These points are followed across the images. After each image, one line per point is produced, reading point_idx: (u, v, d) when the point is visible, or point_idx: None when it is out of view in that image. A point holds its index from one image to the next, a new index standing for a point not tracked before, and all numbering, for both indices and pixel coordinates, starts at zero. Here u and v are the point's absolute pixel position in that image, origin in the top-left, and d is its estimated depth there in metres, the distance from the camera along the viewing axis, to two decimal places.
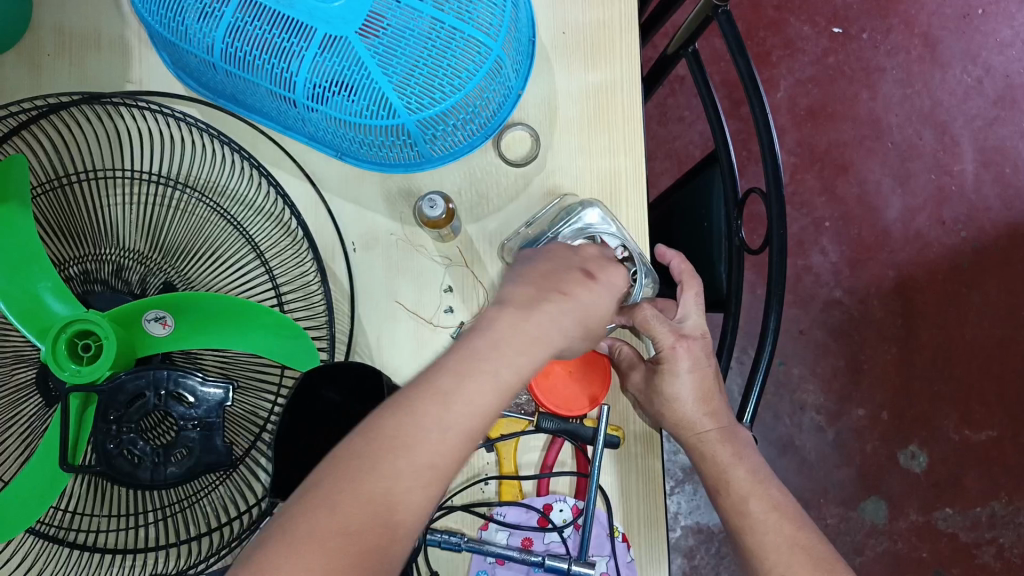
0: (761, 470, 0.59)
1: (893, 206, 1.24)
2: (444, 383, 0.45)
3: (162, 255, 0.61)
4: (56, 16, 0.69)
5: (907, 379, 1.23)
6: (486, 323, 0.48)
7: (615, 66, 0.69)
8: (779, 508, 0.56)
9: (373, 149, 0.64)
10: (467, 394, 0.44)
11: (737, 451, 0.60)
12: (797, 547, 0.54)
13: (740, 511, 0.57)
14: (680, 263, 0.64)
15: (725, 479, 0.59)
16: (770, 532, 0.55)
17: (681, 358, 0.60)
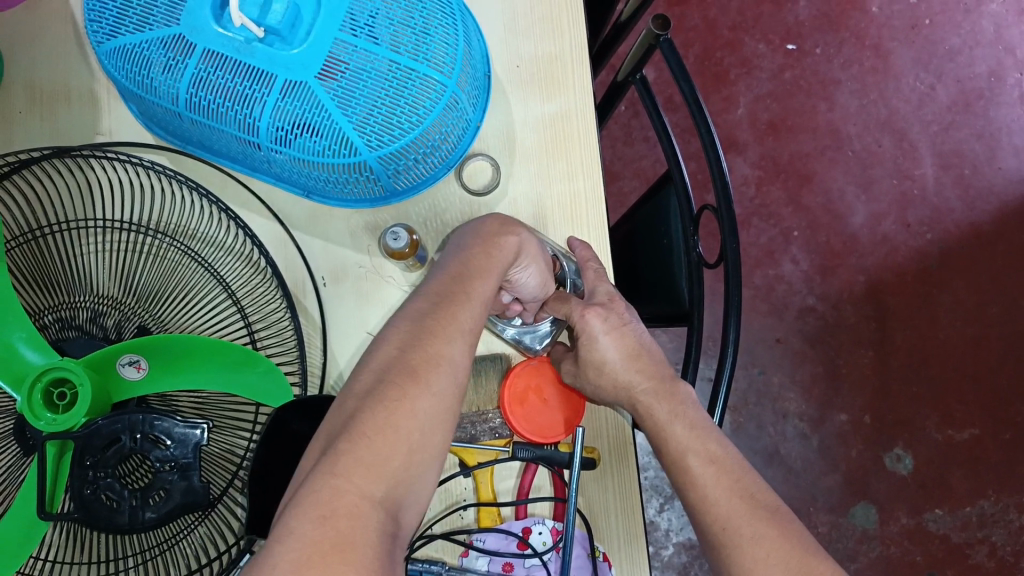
0: (701, 424, 0.57)
1: (858, 212, 1.27)
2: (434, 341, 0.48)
3: (136, 299, 0.62)
4: (27, 75, 0.71)
5: (885, 380, 1.25)
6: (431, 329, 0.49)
7: (570, 95, 0.71)
8: (718, 463, 0.54)
9: (339, 186, 0.66)
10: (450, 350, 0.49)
11: (674, 407, 0.58)
12: (737, 497, 0.52)
13: (681, 467, 0.55)
14: (582, 250, 0.66)
15: (664, 438, 0.57)
16: (711, 486, 0.53)
17: (591, 324, 0.60)
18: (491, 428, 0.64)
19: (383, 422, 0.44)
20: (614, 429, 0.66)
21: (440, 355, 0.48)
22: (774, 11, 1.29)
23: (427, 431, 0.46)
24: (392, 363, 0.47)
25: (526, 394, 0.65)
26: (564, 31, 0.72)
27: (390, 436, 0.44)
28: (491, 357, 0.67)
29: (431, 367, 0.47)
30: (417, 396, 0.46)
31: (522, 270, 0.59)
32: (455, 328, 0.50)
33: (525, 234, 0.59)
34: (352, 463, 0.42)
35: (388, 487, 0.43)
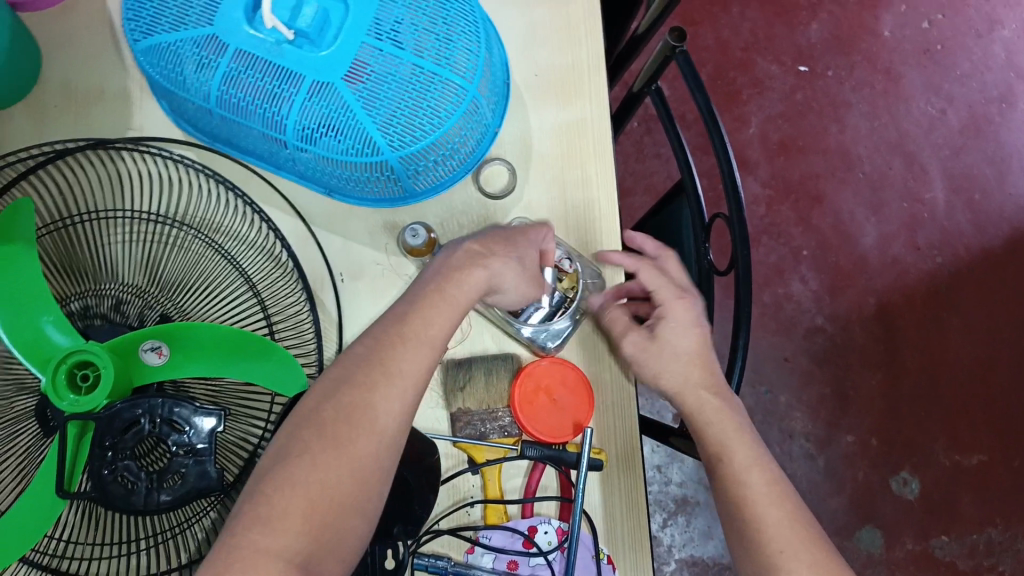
0: (759, 445, 0.60)
1: (868, 233, 1.28)
2: (354, 392, 0.51)
3: (159, 289, 0.65)
4: (60, 71, 0.73)
5: (892, 402, 1.25)
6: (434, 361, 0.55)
7: (586, 105, 0.73)
8: (778, 483, 0.57)
9: (360, 185, 0.68)
10: (377, 398, 0.52)
11: (735, 415, 0.61)
12: (793, 521, 0.54)
13: (741, 483, 0.57)
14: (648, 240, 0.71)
15: (725, 448, 0.59)
16: (771, 506, 0.55)
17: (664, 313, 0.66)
18: (500, 426, 0.65)
19: (297, 476, 0.48)
20: (623, 432, 0.67)
21: (370, 403, 0.52)
22: (786, 33, 1.31)
23: (340, 480, 0.49)
24: (307, 417, 0.51)
25: (535, 395, 0.65)
26: (582, 42, 0.74)
27: (294, 492, 0.47)
28: (503, 356, 0.67)
29: (349, 421, 0.50)
30: (324, 451, 0.49)
31: (501, 295, 0.62)
32: (385, 374, 0.53)
33: (502, 262, 0.60)
34: (270, 515, 0.46)
35: (296, 540, 0.46)
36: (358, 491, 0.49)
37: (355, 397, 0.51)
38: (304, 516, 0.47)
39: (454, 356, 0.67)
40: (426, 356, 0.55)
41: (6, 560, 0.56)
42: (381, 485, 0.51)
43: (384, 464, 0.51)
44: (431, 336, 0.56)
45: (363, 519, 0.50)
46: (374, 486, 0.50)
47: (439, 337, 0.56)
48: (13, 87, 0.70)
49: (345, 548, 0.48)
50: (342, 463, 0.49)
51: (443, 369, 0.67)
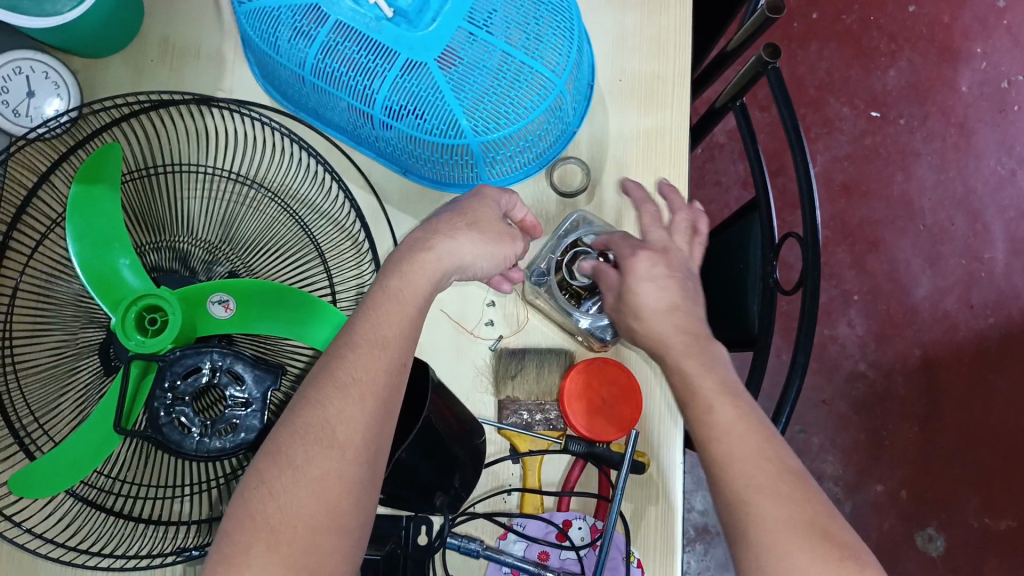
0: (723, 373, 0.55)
1: (922, 285, 1.26)
2: (306, 413, 0.49)
3: (230, 247, 0.66)
4: (160, 26, 0.75)
5: (929, 458, 1.22)
6: (364, 358, 0.51)
7: (667, 113, 0.73)
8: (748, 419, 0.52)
9: (437, 167, 0.69)
10: (334, 412, 0.50)
11: (689, 349, 0.56)
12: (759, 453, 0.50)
13: (705, 421, 0.52)
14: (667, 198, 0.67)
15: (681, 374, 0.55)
16: (733, 436, 0.51)
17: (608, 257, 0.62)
18: (547, 419, 0.65)
19: (259, 508, 0.47)
20: (664, 439, 0.65)
21: (331, 425, 0.49)
22: (863, 77, 1.30)
23: (303, 507, 0.47)
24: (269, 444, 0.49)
25: (585, 391, 0.64)
26: (670, 54, 0.74)
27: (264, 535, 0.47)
28: (556, 351, 0.67)
29: (308, 441, 0.49)
30: (280, 479, 0.48)
31: (464, 270, 0.58)
32: (336, 387, 0.50)
33: (446, 241, 0.57)
34: (234, 556, 0.46)
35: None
36: (323, 512, 0.47)
37: (305, 415, 0.49)
38: (274, 552, 0.46)
39: (507, 346, 0.67)
40: (383, 363, 0.52)
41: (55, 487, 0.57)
42: (349, 503, 0.48)
43: (356, 474, 0.49)
44: (383, 337, 0.53)
45: (343, 538, 0.48)
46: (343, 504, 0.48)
47: (393, 335, 0.53)
48: (115, 37, 0.72)
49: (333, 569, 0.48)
50: (301, 490, 0.48)
51: (496, 356, 0.67)
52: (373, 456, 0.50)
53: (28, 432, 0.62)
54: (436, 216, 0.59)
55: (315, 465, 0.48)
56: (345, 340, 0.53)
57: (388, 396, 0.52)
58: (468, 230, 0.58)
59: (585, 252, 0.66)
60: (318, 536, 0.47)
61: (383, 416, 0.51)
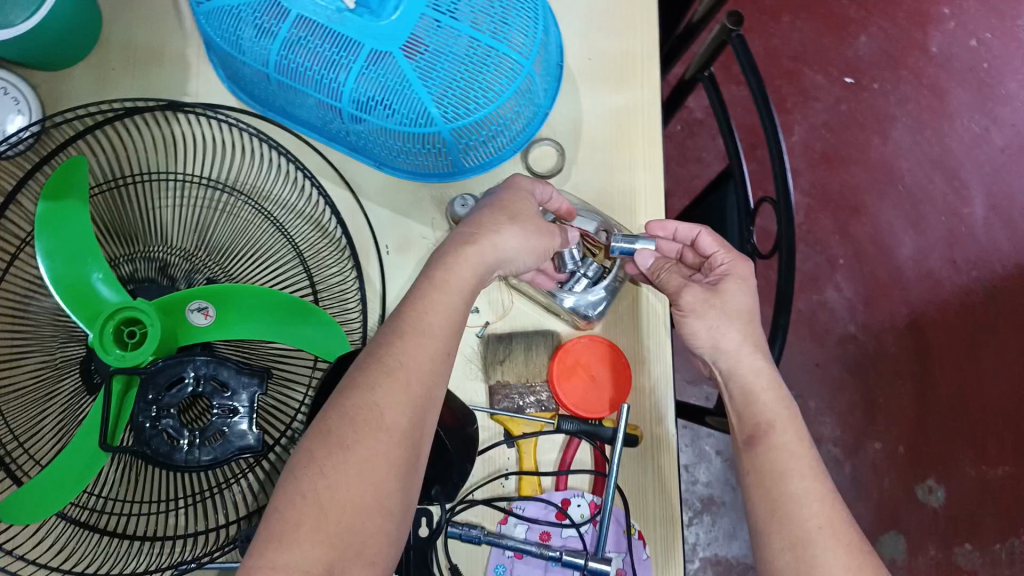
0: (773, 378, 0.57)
1: (905, 245, 1.27)
2: (355, 395, 0.48)
3: (207, 253, 0.65)
4: (122, 35, 0.74)
5: (923, 415, 1.23)
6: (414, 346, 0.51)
7: (638, 90, 0.73)
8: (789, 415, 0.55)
9: (409, 157, 0.69)
10: (381, 396, 0.49)
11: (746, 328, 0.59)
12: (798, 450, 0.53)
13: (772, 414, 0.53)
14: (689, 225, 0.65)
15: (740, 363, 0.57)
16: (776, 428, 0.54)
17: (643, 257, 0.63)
18: (538, 401, 0.65)
19: (310, 487, 0.45)
20: (658, 411, 0.65)
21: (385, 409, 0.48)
22: (834, 45, 1.30)
23: (353, 488, 0.46)
24: (314, 426, 0.48)
25: (575, 367, 0.65)
26: (638, 31, 0.74)
27: (321, 514, 0.45)
28: (542, 333, 0.67)
29: (356, 423, 0.47)
30: (330, 458, 0.46)
31: (505, 265, 0.58)
32: (385, 369, 0.50)
33: (491, 235, 0.57)
34: (283, 535, 0.44)
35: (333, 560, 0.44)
36: (372, 495, 0.46)
37: (356, 395, 0.49)
38: (320, 529, 0.44)
39: (494, 331, 0.67)
40: (427, 349, 0.52)
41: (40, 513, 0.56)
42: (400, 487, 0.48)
43: (401, 456, 0.48)
44: (428, 325, 0.52)
45: (385, 518, 0.47)
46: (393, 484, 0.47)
47: (437, 324, 0.53)
48: (73, 49, 0.71)
49: (375, 555, 0.46)
50: (353, 470, 0.46)
51: (483, 343, 0.66)
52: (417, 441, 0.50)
53: (15, 458, 0.60)
54: (475, 212, 0.59)
55: (367, 448, 0.47)
56: (391, 326, 0.52)
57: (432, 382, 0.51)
58: (511, 224, 0.58)
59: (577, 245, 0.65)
60: (366, 518, 0.46)
61: (426, 402, 0.51)
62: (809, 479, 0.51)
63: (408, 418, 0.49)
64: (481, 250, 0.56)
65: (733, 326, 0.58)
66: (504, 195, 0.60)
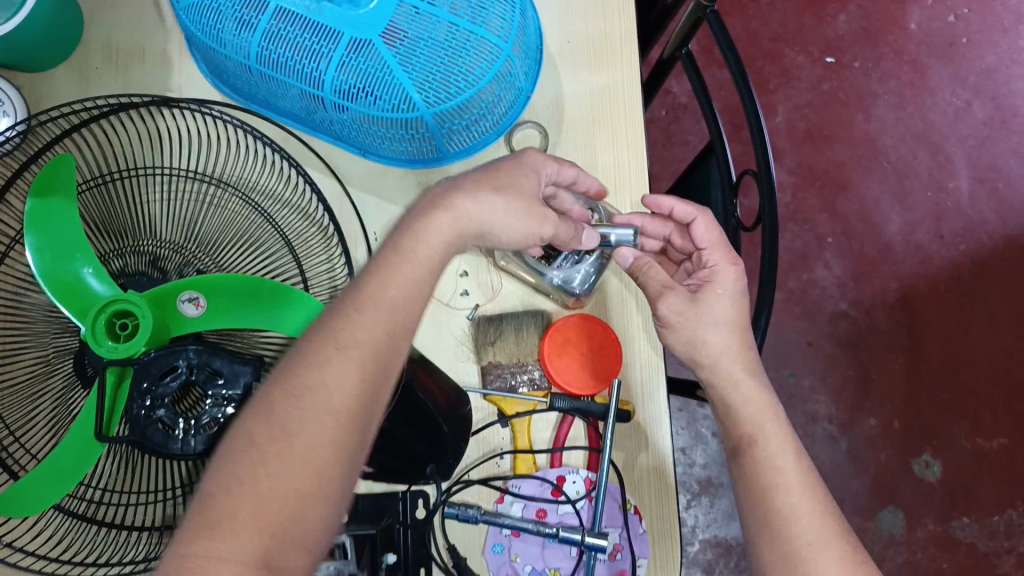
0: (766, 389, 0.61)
1: (892, 221, 1.28)
2: (304, 372, 0.48)
3: (197, 245, 0.66)
4: (104, 33, 0.75)
5: (916, 388, 1.24)
6: (374, 316, 0.51)
7: (618, 70, 0.73)
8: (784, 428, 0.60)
9: (393, 142, 0.69)
10: (330, 376, 0.48)
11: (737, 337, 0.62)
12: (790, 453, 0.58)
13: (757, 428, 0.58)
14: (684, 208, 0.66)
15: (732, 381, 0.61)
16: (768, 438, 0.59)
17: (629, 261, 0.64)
18: (530, 379, 0.66)
19: (247, 474, 0.45)
20: (648, 384, 0.66)
21: (330, 385, 0.48)
22: (814, 25, 1.31)
23: (294, 475, 0.45)
24: (256, 403, 0.47)
25: (565, 345, 0.65)
26: (615, 12, 0.74)
27: (259, 499, 0.44)
28: (531, 313, 0.67)
29: (299, 404, 0.47)
30: (271, 441, 0.46)
31: (485, 237, 0.58)
32: (337, 346, 0.49)
33: (467, 200, 0.56)
34: (218, 524, 0.43)
35: (269, 548, 0.43)
36: (313, 477, 0.46)
37: (304, 376, 0.48)
38: (258, 519, 0.44)
39: (484, 313, 0.67)
40: (380, 323, 0.51)
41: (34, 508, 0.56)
42: (342, 470, 0.47)
43: (346, 442, 0.47)
44: (389, 298, 0.52)
45: (327, 507, 0.46)
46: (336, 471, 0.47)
47: (399, 299, 0.52)
48: (53, 50, 0.71)
49: (311, 539, 0.45)
50: (296, 456, 0.45)
51: (474, 325, 0.67)
52: (363, 424, 0.49)
53: (12, 453, 0.60)
54: (459, 177, 0.59)
55: (311, 430, 0.46)
56: (350, 299, 0.51)
57: (382, 363, 0.51)
58: (495, 193, 0.57)
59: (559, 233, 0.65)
60: (306, 503, 0.45)
61: (378, 381, 0.50)
62: (796, 494, 0.55)
63: (356, 397, 0.48)
64: (449, 216, 0.55)
65: (717, 333, 0.62)
66: (491, 167, 0.60)
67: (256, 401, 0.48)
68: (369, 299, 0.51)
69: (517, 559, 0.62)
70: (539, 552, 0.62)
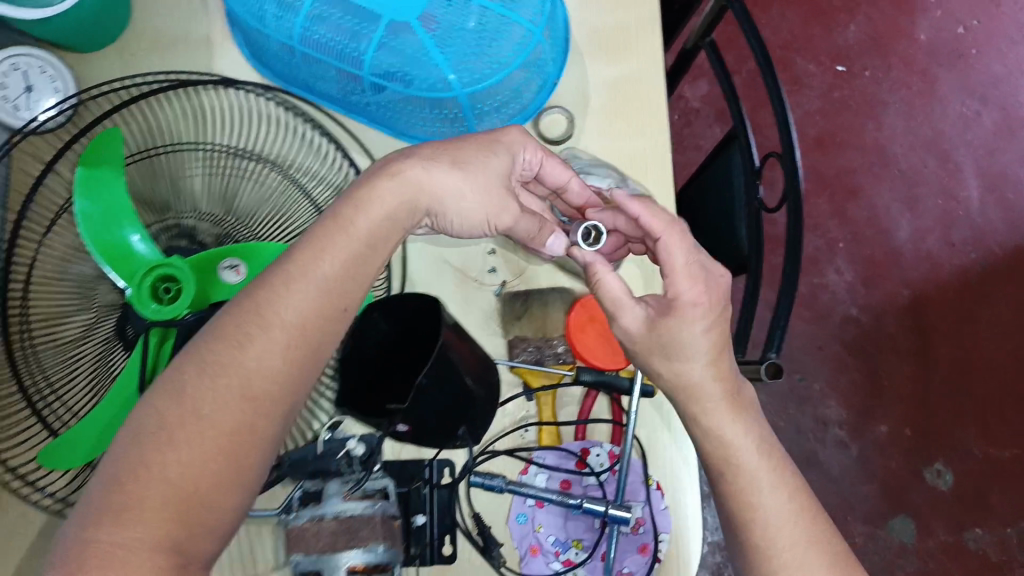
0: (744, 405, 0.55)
1: (902, 228, 1.30)
2: (221, 351, 0.46)
3: (236, 219, 0.70)
4: (146, 17, 0.77)
5: (926, 394, 1.25)
6: (303, 293, 0.49)
7: (641, 58, 0.74)
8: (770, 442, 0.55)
9: (428, 124, 0.71)
10: (250, 356, 0.47)
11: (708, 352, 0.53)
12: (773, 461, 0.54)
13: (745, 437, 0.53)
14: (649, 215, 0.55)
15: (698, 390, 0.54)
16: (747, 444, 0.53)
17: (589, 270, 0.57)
18: (555, 354, 0.67)
19: (155, 457, 0.44)
20: None
21: (242, 367, 0.46)
22: (825, 35, 1.34)
23: (204, 459, 0.44)
24: (169, 380, 0.46)
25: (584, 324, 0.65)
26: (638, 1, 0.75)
27: (160, 485, 0.43)
28: (558, 291, 0.69)
29: (211, 383, 0.46)
30: (180, 424, 0.45)
31: (431, 205, 0.56)
32: (259, 325, 0.47)
33: (417, 169, 0.54)
34: (124, 508, 0.43)
35: (175, 533, 0.43)
36: (222, 461, 0.45)
37: (220, 353, 0.46)
38: (165, 504, 0.43)
39: (510, 290, 0.69)
40: (310, 297, 0.49)
41: (73, 461, 0.60)
42: (254, 457, 0.46)
43: (267, 427, 0.47)
44: (321, 272, 0.49)
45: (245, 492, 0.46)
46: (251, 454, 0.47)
47: (332, 273, 0.50)
48: (101, 33, 0.74)
49: (222, 522, 0.45)
50: (206, 442, 0.45)
51: (501, 301, 0.69)
52: (286, 406, 0.48)
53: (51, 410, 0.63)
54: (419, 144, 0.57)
55: (223, 414, 0.45)
56: (280, 270, 0.49)
57: (311, 345, 0.49)
58: (451, 165, 0.55)
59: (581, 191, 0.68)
60: (215, 487, 0.45)
61: (306, 363, 0.49)
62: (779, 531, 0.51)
63: (272, 383, 0.47)
64: (385, 191, 0.53)
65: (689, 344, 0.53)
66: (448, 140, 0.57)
67: (168, 377, 0.46)
68: (294, 273, 0.49)
69: (541, 529, 0.63)
70: (562, 522, 0.63)
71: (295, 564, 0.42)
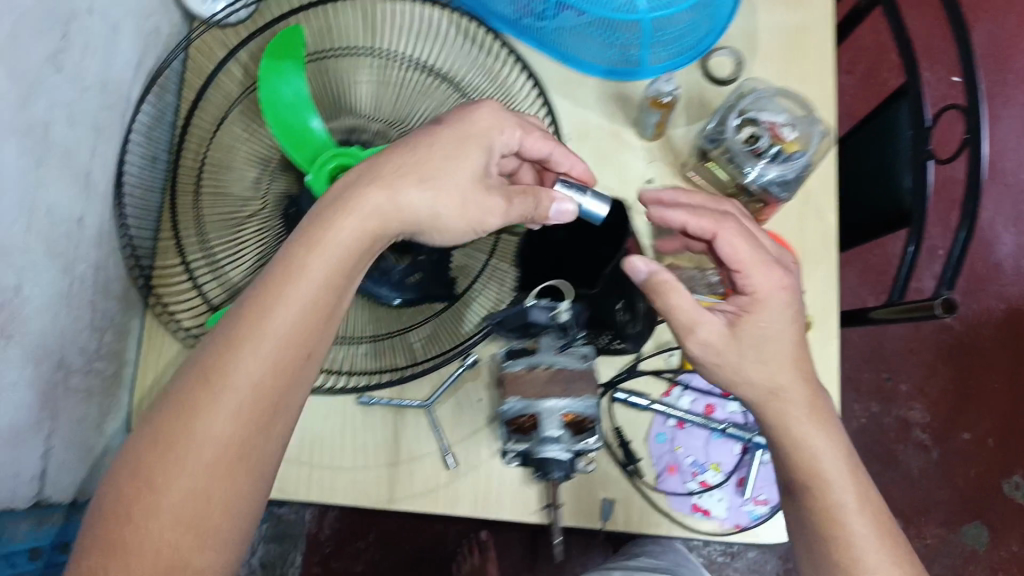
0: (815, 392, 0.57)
1: (1005, 241, 1.28)
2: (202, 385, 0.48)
3: (403, 125, 0.71)
4: None
5: (1013, 409, 1.24)
6: (273, 318, 0.49)
7: (815, 7, 0.74)
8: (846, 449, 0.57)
9: (604, 47, 0.71)
10: (227, 388, 0.48)
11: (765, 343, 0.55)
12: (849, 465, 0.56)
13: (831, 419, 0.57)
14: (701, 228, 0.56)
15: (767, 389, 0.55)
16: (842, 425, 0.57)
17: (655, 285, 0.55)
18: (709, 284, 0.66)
19: (144, 492, 0.47)
20: (827, 295, 0.67)
21: (218, 401, 0.48)
22: None
23: (190, 495, 0.47)
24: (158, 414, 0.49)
25: None
26: None
27: (148, 519, 0.47)
28: None
29: (185, 419, 0.48)
30: (162, 460, 0.47)
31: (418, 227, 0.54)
32: (231, 357, 0.48)
33: (379, 196, 0.52)
34: (119, 538, 0.46)
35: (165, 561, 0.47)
36: (205, 490, 0.47)
37: (197, 390, 0.48)
38: (157, 536, 0.47)
39: None
40: (285, 321, 0.49)
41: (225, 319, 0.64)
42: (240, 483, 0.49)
43: (254, 451, 0.49)
44: (294, 294, 0.49)
45: (236, 514, 0.49)
46: (240, 486, 0.49)
47: (310, 295, 0.50)
48: None
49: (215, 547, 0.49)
50: (190, 478, 0.47)
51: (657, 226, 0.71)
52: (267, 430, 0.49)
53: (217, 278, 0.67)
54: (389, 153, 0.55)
55: (205, 448, 0.47)
56: (252, 298, 0.49)
57: (289, 368, 0.49)
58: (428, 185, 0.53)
59: (755, 126, 0.66)
60: (206, 516, 0.48)
61: (285, 386, 0.50)
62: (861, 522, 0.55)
63: (245, 412, 0.48)
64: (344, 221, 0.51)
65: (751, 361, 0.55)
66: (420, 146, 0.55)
67: (155, 413, 0.49)
68: (262, 302, 0.49)
69: (679, 450, 0.65)
70: (703, 445, 0.65)
71: (509, 406, 0.56)
